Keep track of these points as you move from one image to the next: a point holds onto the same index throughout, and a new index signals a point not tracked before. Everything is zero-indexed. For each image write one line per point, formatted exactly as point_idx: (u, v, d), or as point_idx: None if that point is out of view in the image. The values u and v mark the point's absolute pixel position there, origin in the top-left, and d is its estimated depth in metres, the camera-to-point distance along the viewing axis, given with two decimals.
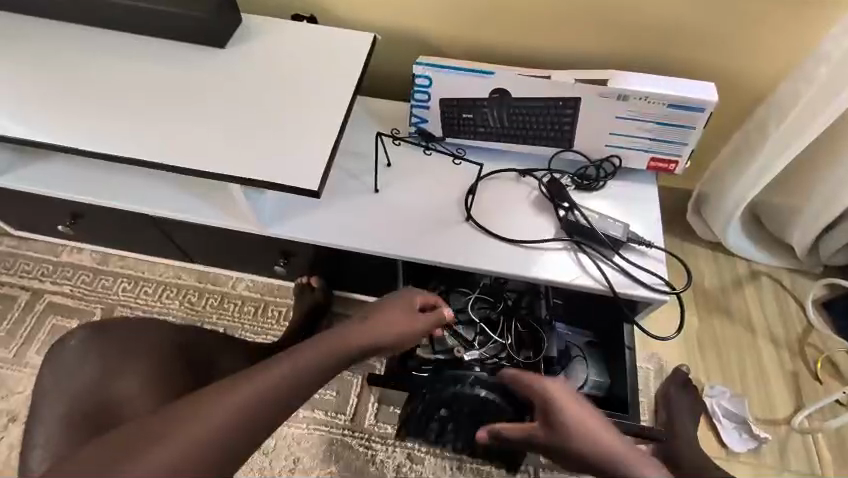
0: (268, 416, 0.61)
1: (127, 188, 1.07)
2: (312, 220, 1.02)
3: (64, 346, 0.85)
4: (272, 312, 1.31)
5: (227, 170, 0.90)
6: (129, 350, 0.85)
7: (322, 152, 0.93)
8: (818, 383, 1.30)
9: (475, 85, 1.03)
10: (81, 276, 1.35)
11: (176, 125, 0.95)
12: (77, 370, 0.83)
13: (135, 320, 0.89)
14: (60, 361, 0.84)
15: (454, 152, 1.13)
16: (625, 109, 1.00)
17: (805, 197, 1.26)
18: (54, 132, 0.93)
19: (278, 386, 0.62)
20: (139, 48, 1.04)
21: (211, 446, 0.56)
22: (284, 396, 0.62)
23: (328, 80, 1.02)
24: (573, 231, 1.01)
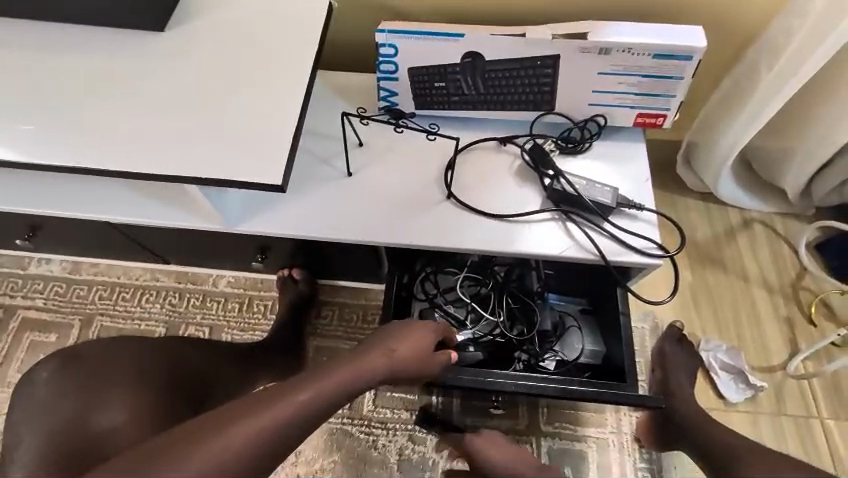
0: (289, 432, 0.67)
1: (82, 196, 0.99)
2: (282, 213, 0.96)
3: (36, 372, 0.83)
4: (258, 307, 1.27)
5: (182, 170, 0.82)
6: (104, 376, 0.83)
7: (284, 139, 0.85)
8: (813, 326, 1.30)
9: (444, 49, 0.94)
10: (54, 288, 1.29)
11: (121, 123, 0.86)
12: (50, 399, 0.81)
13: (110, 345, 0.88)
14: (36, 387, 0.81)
15: (428, 127, 1.05)
16: (608, 64, 0.93)
17: (798, 139, 1.21)
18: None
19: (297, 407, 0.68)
20: (69, 39, 0.93)
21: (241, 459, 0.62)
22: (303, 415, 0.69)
23: (283, 58, 0.93)
24: (559, 199, 0.97)
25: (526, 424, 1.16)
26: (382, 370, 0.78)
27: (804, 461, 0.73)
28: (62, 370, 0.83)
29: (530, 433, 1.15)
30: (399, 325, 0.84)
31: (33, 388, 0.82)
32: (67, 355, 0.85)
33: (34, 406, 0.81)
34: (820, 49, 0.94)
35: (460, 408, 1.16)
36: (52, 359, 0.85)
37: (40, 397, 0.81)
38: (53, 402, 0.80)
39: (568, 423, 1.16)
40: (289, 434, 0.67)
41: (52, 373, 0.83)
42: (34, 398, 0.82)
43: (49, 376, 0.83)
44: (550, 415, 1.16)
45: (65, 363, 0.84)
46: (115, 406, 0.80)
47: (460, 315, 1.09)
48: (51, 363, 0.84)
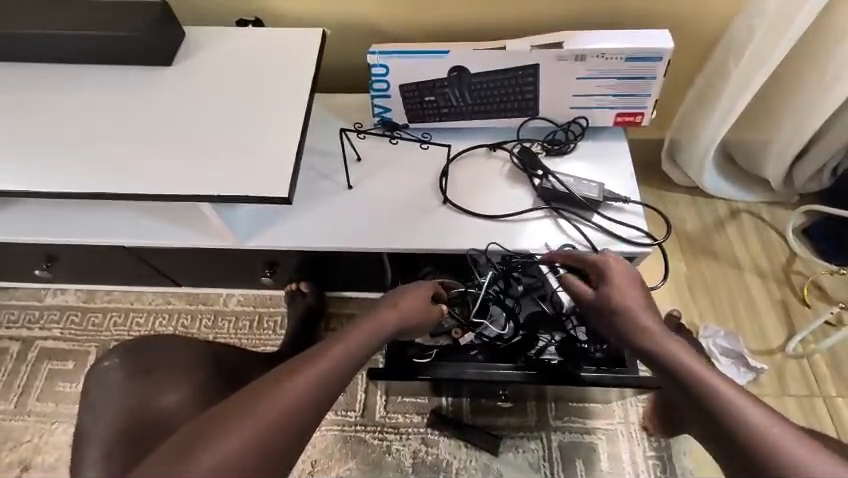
0: (321, 394, 0.70)
1: (98, 223, 1.05)
2: (291, 228, 1.01)
3: (101, 367, 0.87)
4: (268, 323, 1.31)
5: (194, 189, 0.88)
6: (162, 366, 0.86)
7: (288, 155, 0.91)
8: (807, 308, 1.34)
9: (431, 66, 1.02)
10: (70, 317, 1.33)
11: (136, 151, 0.93)
12: (115, 390, 0.84)
13: (163, 338, 0.91)
14: (104, 381, 0.86)
15: (420, 137, 1.12)
16: (584, 69, 1.00)
17: (772, 130, 1.28)
18: (11, 175, 0.90)
19: (325, 372, 0.71)
20: (84, 78, 1.01)
21: (272, 429, 0.64)
22: (331, 378, 0.71)
23: (282, 82, 1.00)
24: (549, 197, 1.02)
25: (536, 421, 1.18)
26: (389, 326, 0.83)
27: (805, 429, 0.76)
28: (133, 361, 0.87)
29: (541, 429, 1.17)
30: (395, 288, 0.90)
31: (102, 376, 0.86)
32: (131, 345, 0.89)
33: (104, 396, 0.84)
34: (779, 44, 1.02)
35: (470, 407, 1.20)
36: (122, 349, 0.89)
37: (112, 385, 0.85)
38: (124, 392, 0.84)
39: (577, 417, 1.18)
40: (321, 396, 0.69)
41: (120, 363, 0.87)
42: (104, 385, 0.85)
43: (116, 366, 0.87)
44: (559, 411, 1.18)
45: (131, 355, 0.88)
46: (172, 390, 0.84)
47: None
48: (122, 352, 0.88)
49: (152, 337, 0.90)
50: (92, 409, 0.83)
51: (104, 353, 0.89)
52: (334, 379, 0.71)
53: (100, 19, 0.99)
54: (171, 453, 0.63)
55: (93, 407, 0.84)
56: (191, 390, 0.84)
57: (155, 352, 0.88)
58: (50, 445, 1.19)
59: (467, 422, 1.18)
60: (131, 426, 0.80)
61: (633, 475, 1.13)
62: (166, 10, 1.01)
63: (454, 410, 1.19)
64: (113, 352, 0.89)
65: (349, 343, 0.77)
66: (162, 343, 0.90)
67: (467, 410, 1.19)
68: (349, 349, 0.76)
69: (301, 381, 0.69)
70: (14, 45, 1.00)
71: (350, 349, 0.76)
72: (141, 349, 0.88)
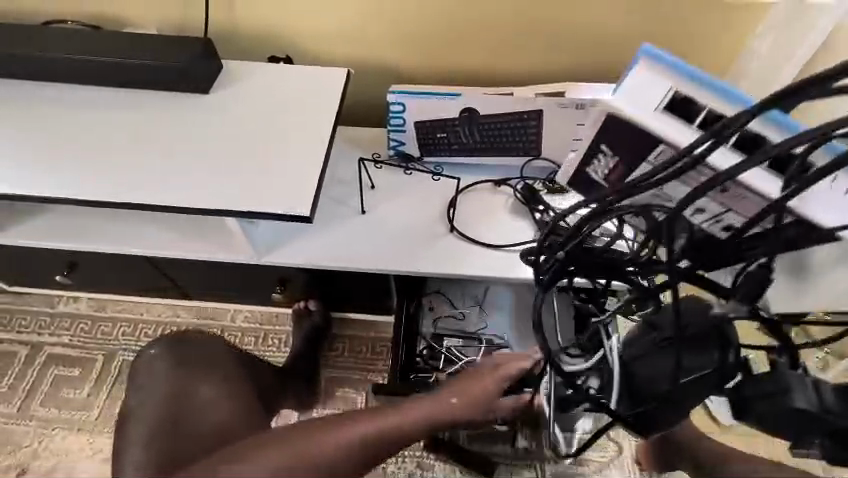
0: (362, 453, 0.77)
1: (122, 233, 1.11)
2: (307, 246, 1.08)
3: (149, 360, 0.95)
4: (272, 341, 1.35)
5: (223, 206, 0.96)
6: (204, 366, 0.95)
7: (311, 178, 1.00)
8: None
9: (444, 106, 1.11)
10: (80, 325, 1.37)
11: (173, 168, 1.01)
12: (159, 380, 0.92)
13: (205, 342, 0.99)
14: (150, 370, 0.93)
15: (432, 170, 1.20)
16: (584, 116, 1.10)
17: None
18: (12, 176, 0.99)
19: (374, 430, 0.78)
20: (128, 101, 1.10)
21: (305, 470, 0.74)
22: (377, 437, 0.78)
23: (309, 112, 1.09)
24: (549, 230, 1.09)
25: None
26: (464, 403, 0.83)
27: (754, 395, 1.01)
28: (181, 353, 0.95)
29: (534, 458, 1.21)
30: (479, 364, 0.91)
31: (146, 368, 0.94)
32: (177, 340, 0.97)
33: (148, 383, 0.92)
34: None
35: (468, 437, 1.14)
36: (166, 341, 0.97)
37: (154, 374, 0.93)
38: (168, 380, 0.92)
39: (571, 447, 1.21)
40: (359, 451, 0.77)
41: (165, 354, 0.95)
42: (148, 371, 0.93)
43: (161, 357, 0.95)
44: None
45: (175, 347, 0.96)
46: (213, 385, 0.93)
47: (459, 342, 1.19)
48: (170, 344, 0.96)
49: (194, 338, 0.98)
50: (135, 394, 0.91)
51: (151, 343, 0.97)
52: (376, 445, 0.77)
53: (149, 50, 1.10)
54: (223, 455, 0.76)
55: (138, 391, 0.92)
56: (230, 387, 0.93)
57: (196, 351, 0.96)
58: (52, 451, 1.22)
59: (463, 448, 1.16)
60: (176, 415, 0.88)
61: None
62: (209, 45, 1.12)
63: (450, 438, 1.15)
64: (160, 342, 0.97)
65: (414, 404, 0.81)
66: (204, 341, 0.99)
67: (465, 439, 1.14)
68: (411, 411, 0.80)
69: (351, 431, 0.77)
70: (67, 68, 1.10)
71: (410, 414, 0.80)
72: (185, 347, 0.96)
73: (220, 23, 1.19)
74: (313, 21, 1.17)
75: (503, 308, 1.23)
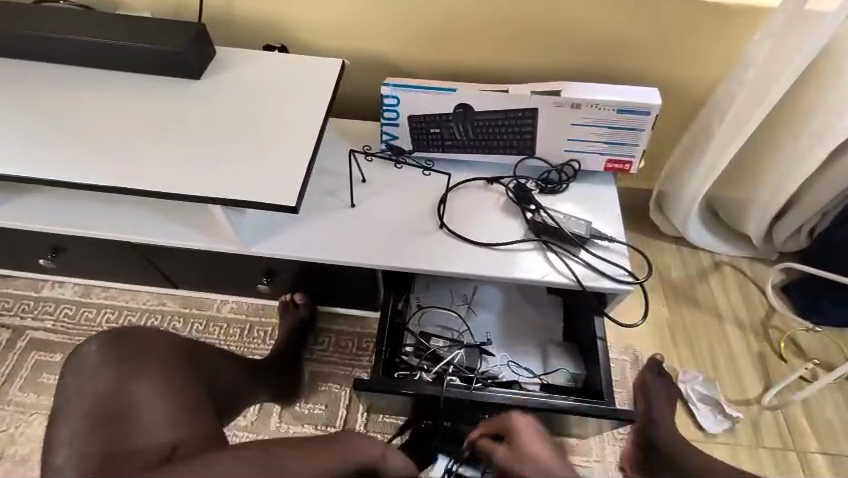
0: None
1: (106, 217, 1.09)
2: (292, 238, 1.06)
3: (80, 355, 0.91)
4: (258, 333, 1.34)
5: (207, 193, 0.94)
6: (139, 359, 0.91)
7: (299, 169, 0.98)
8: (783, 362, 1.37)
9: (439, 100, 1.10)
10: (64, 310, 1.35)
11: (160, 152, 0.99)
12: (93, 375, 0.89)
13: (141, 333, 0.95)
14: (81, 367, 0.90)
15: (423, 164, 1.19)
16: (579, 116, 1.08)
17: (754, 188, 1.37)
18: None
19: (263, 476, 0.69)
20: (116, 83, 1.08)
21: None
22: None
23: (301, 102, 1.08)
24: (540, 231, 1.08)
25: None
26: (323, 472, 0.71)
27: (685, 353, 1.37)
28: (122, 349, 0.92)
29: None
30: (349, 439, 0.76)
31: (80, 360, 0.91)
32: (112, 334, 0.94)
33: (83, 380, 0.89)
34: (758, 110, 1.12)
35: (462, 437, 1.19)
36: (101, 337, 0.93)
37: (90, 370, 0.90)
38: (105, 378, 0.89)
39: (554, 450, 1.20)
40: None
41: (103, 348, 0.92)
42: (84, 368, 0.90)
43: (99, 352, 0.91)
44: None
45: (110, 342, 0.92)
46: (146, 383, 0.89)
47: (444, 344, 1.14)
48: (109, 339, 0.93)
49: (131, 330, 0.95)
50: (67, 391, 0.89)
51: (84, 340, 0.94)
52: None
53: (141, 33, 1.08)
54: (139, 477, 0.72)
55: (71, 389, 0.89)
56: (166, 390, 0.89)
57: (133, 343, 0.93)
58: (27, 438, 1.20)
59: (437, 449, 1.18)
60: (108, 416, 0.85)
61: None
62: (203, 30, 1.11)
63: None
64: (98, 338, 0.93)
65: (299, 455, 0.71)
66: (145, 335, 0.95)
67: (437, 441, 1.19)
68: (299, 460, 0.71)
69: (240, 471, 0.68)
70: (58, 49, 1.08)
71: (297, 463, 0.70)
72: (121, 339, 0.93)
73: (214, 10, 1.17)
74: (309, 11, 1.15)
75: (492, 308, 1.24)
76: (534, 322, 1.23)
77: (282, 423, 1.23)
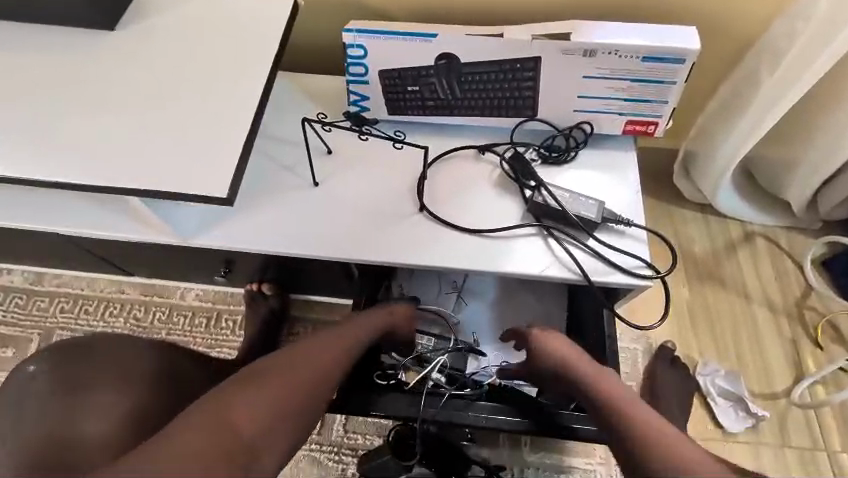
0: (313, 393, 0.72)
1: (26, 203, 0.93)
2: (241, 228, 0.89)
3: (17, 379, 0.82)
4: (226, 323, 1.21)
5: (125, 180, 0.76)
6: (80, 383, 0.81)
7: (238, 145, 0.78)
8: (818, 349, 1.21)
9: (415, 50, 0.87)
10: (15, 300, 1.23)
11: (69, 127, 0.80)
12: (30, 406, 0.80)
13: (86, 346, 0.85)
14: (18, 395, 0.81)
15: (392, 136, 0.98)
16: (594, 66, 0.86)
17: (803, 149, 1.14)
18: None
19: (328, 367, 0.75)
20: (15, 38, 0.87)
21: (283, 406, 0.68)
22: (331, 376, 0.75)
23: (242, 56, 0.86)
24: (541, 213, 0.89)
25: (508, 453, 1.09)
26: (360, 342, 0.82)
27: (707, 337, 1.22)
28: (60, 365, 0.83)
29: (513, 464, 1.08)
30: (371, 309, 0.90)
31: (19, 385, 0.82)
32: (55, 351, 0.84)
33: (20, 405, 0.80)
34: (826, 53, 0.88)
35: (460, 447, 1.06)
36: (41, 357, 0.84)
37: (25, 394, 0.81)
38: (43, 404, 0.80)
39: (553, 452, 1.08)
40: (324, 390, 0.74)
41: (42, 371, 0.82)
42: (21, 396, 0.81)
43: (36, 374, 0.82)
44: (534, 445, 1.09)
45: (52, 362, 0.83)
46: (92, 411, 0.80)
47: (430, 344, 1.00)
48: (47, 354, 0.84)
49: (75, 344, 0.85)
50: (2, 427, 0.79)
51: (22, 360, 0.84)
52: (318, 383, 0.73)
53: None
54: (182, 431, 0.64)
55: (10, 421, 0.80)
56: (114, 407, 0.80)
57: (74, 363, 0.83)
58: None
59: None
60: (50, 449, 0.77)
61: None
62: None
63: None
64: (33, 360, 0.83)
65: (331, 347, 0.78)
66: (85, 345, 0.85)
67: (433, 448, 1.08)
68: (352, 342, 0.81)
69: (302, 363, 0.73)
70: None
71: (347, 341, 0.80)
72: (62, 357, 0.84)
73: None
74: None
75: (484, 298, 1.07)
76: (534, 315, 1.06)
77: None
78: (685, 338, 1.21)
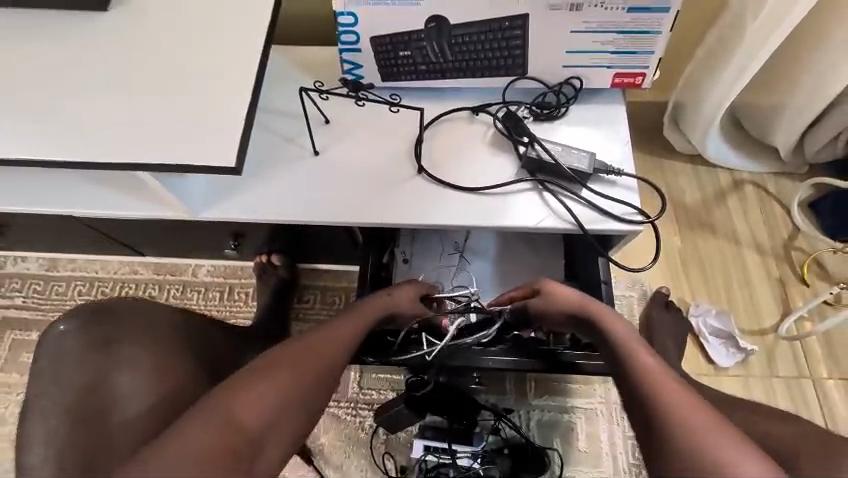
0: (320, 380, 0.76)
1: (36, 188, 0.96)
2: (248, 198, 0.92)
3: (50, 336, 0.85)
4: (238, 295, 1.26)
5: (135, 156, 0.79)
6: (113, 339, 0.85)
7: (240, 117, 0.81)
8: (805, 286, 1.27)
9: (404, 16, 0.89)
10: (33, 286, 1.27)
11: (74, 110, 0.82)
12: (65, 359, 0.84)
13: (119, 305, 0.88)
14: (52, 349, 0.84)
15: (389, 98, 1.01)
16: (580, 21, 0.87)
17: (787, 92, 1.17)
18: None
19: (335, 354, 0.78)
20: (11, 25, 0.89)
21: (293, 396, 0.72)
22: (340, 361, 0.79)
23: (235, 29, 0.88)
24: (534, 168, 0.93)
25: (514, 398, 1.16)
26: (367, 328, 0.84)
27: (699, 282, 1.27)
28: (87, 324, 0.86)
29: (519, 408, 1.15)
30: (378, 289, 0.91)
31: (55, 339, 0.85)
32: (88, 310, 0.87)
33: (50, 365, 0.83)
34: None
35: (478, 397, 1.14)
36: (76, 314, 0.86)
37: (56, 354, 0.84)
38: (75, 362, 0.83)
39: (557, 395, 1.16)
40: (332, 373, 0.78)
41: (79, 327, 0.85)
42: (56, 352, 0.84)
43: (66, 334, 0.85)
44: (539, 388, 1.16)
45: (87, 320, 0.86)
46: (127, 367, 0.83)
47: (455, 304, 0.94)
48: (80, 313, 0.86)
49: (107, 303, 0.88)
50: (43, 374, 0.83)
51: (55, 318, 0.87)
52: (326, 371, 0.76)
53: None
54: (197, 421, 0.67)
55: (43, 375, 0.83)
56: (145, 364, 0.84)
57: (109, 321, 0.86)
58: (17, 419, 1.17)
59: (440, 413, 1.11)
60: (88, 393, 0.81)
61: (610, 455, 1.11)
62: None
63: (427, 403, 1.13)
64: (62, 322, 0.86)
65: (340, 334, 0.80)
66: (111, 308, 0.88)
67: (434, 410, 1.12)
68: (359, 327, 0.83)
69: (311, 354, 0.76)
70: None
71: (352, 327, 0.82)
72: (97, 315, 0.86)
73: None
74: None
75: (486, 255, 1.12)
76: (533, 268, 1.11)
77: None
78: (678, 282, 1.27)
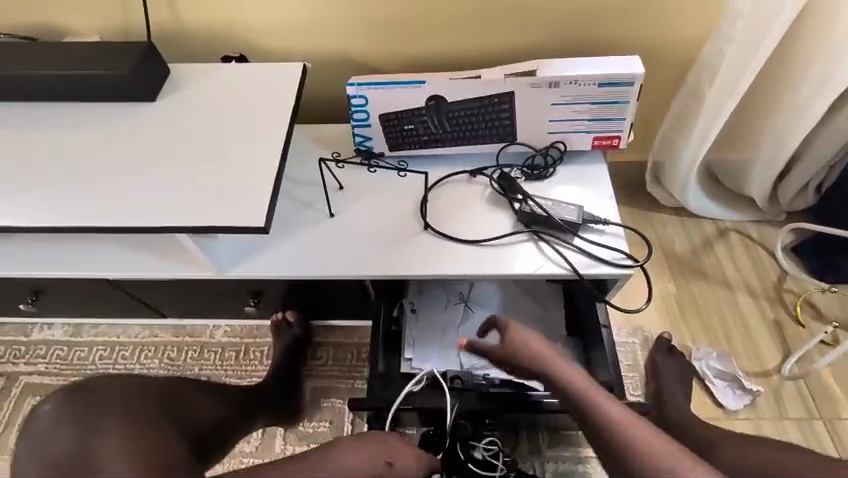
0: None
1: (76, 255, 1.05)
2: (269, 258, 1.01)
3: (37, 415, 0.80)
4: (254, 354, 1.30)
5: (171, 221, 0.89)
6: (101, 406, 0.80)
7: (266, 185, 0.93)
8: (800, 327, 1.31)
9: (408, 96, 1.04)
10: (56, 352, 1.32)
11: (121, 183, 0.94)
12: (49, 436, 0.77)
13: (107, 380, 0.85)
14: (36, 430, 0.78)
15: (397, 165, 1.14)
16: (558, 95, 1.02)
17: (752, 148, 1.30)
18: None
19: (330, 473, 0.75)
20: (70, 116, 1.03)
21: None
22: None
23: (264, 113, 1.02)
24: (529, 220, 1.02)
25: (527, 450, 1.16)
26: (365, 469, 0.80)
27: (697, 325, 1.32)
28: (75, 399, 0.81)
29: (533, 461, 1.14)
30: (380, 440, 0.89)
31: (39, 420, 0.79)
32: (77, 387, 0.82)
33: (39, 441, 0.77)
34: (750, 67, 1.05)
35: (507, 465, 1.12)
36: (66, 392, 0.82)
37: (47, 427, 0.78)
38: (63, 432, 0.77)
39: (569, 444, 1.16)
40: None
41: (65, 403, 0.80)
42: (37, 432, 0.78)
43: (55, 408, 0.80)
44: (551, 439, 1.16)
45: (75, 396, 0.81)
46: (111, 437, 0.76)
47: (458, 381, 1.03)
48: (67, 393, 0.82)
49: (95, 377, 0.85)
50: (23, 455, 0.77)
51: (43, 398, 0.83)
52: None
53: (87, 61, 1.03)
54: None
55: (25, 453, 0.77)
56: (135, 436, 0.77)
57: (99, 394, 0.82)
58: None
59: None
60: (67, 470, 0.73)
61: None
62: (152, 50, 1.06)
63: None
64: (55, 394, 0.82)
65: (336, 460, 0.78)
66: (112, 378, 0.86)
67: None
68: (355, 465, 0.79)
69: None
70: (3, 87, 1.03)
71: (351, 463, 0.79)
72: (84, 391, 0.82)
73: (161, 25, 1.12)
74: (259, 14, 1.09)
75: (490, 305, 1.18)
76: (537, 316, 1.16)
77: (286, 445, 1.19)
78: (676, 326, 1.32)
